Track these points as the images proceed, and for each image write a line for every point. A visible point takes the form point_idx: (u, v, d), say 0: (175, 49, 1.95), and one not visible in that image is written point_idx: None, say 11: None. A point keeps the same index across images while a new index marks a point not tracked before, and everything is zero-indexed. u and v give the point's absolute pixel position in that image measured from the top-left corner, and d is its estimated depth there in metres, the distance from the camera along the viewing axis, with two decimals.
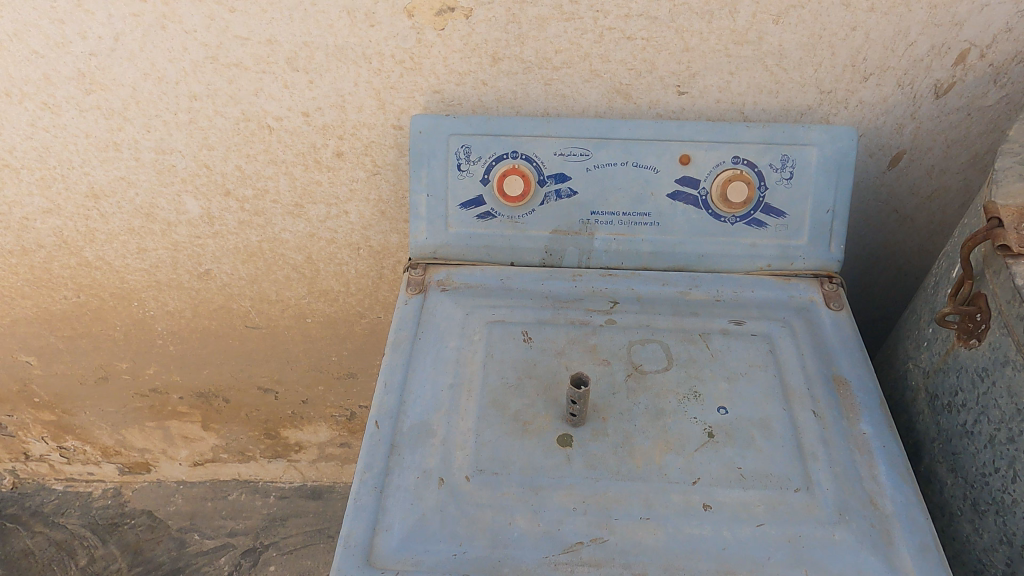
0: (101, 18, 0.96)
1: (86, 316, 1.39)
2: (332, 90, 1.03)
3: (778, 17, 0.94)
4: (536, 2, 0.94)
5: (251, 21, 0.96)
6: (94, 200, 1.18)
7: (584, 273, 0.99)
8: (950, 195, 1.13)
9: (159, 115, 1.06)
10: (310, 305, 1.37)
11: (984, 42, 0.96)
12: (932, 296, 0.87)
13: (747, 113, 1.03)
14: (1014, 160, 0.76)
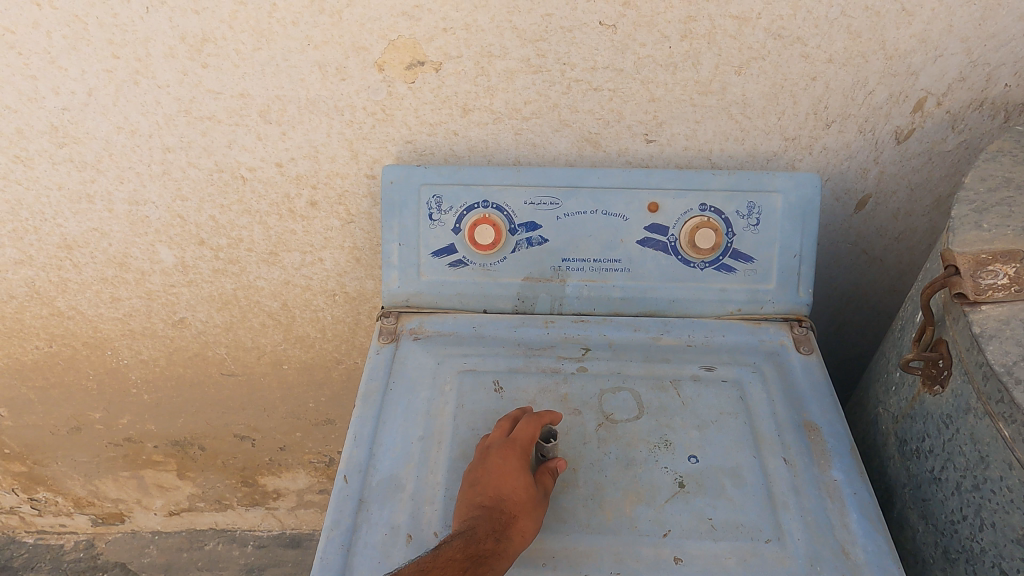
0: (73, 74, 0.97)
1: (59, 366, 1.38)
2: (304, 141, 1.04)
3: (739, 68, 0.96)
4: (503, 56, 0.96)
5: (223, 75, 0.97)
6: (66, 251, 1.17)
7: (556, 320, 0.99)
8: (917, 236, 1.15)
9: (133, 167, 1.07)
10: (286, 351, 1.36)
11: (940, 91, 0.98)
12: (898, 340, 0.88)
13: (714, 159, 1.05)
14: (970, 207, 0.76)
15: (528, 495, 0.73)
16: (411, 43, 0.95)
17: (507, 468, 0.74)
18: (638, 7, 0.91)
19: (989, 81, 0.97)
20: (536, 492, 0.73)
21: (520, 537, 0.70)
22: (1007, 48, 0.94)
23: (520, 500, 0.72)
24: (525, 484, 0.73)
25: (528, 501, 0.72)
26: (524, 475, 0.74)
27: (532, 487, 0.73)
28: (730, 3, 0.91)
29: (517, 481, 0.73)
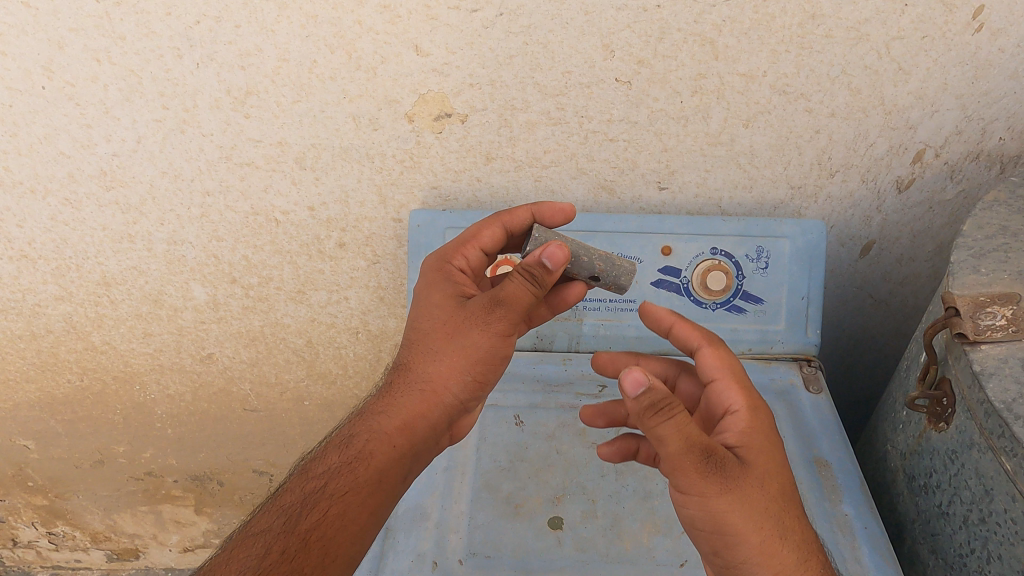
0: (125, 123, 1.04)
1: (88, 400, 1.42)
2: (336, 187, 1.10)
3: (747, 121, 1.02)
4: (525, 109, 1.02)
5: (264, 125, 1.04)
6: (105, 287, 1.23)
7: (572, 358, 1.04)
8: (920, 280, 1.19)
9: (173, 209, 1.13)
10: (308, 387, 1.40)
11: (938, 143, 1.03)
12: (904, 380, 0.91)
13: (724, 206, 1.11)
14: (969, 253, 0.80)
15: (431, 338, 0.82)
16: (439, 97, 1.01)
17: (431, 300, 0.85)
18: (651, 65, 0.97)
19: (984, 134, 1.02)
20: (450, 325, 0.82)
21: (428, 378, 0.81)
22: (1001, 104, 0.99)
23: (433, 332, 0.83)
24: (427, 327, 0.83)
25: (431, 341, 0.82)
26: (430, 315, 0.84)
27: (438, 329, 0.82)
28: (737, 62, 0.96)
29: (433, 313, 0.84)
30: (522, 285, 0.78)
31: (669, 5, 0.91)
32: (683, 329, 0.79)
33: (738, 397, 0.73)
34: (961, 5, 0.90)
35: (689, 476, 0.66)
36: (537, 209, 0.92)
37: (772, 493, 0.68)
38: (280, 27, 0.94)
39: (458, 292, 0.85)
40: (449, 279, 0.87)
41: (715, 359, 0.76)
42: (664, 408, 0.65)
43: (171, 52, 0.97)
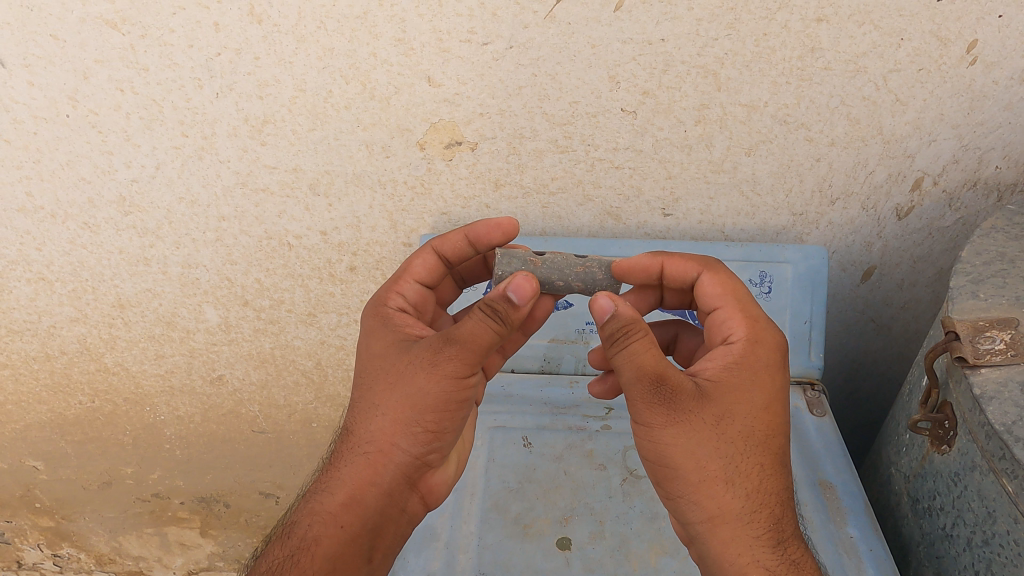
0: (145, 150, 1.07)
1: (99, 421, 1.44)
2: (348, 212, 1.13)
3: (749, 149, 1.05)
4: (534, 138, 1.05)
5: (280, 152, 1.07)
6: (120, 309, 1.25)
7: (579, 380, 1.04)
8: (921, 306, 1.21)
9: (189, 233, 1.16)
10: (317, 409, 1.41)
11: (936, 171, 1.06)
12: (907, 403, 0.93)
13: (727, 232, 1.14)
14: (967, 279, 0.82)
15: (371, 392, 0.79)
16: (450, 126, 1.04)
17: (374, 353, 0.82)
18: (656, 96, 1.00)
19: (981, 163, 1.05)
20: (391, 375, 0.78)
21: (370, 441, 0.78)
22: (996, 134, 1.02)
23: (373, 394, 0.79)
24: (368, 380, 0.81)
25: (370, 394, 0.79)
26: (369, 368, 0.81)
27: (376, 380, 0.79)
28: (740, 92, 0.99)
29: (376, 369, 0.80)
30: (479, 323, 0.74)
31: (674, 38, 0.94)
32: (705, 275, 0.85)
33: (738, 327, 0.79)
34: (955, 39, 0.93)
35: (639, 393, 0.73)
36: (470, 229, 0.90)
37: (724, 428, 0.73)
38: (298, 59, 0.98)
39: (394, 336, 0.82)
40: (386, 323, 0.84)
41: (721, 285, 0.83)
42: (619, 336, 0.74)
43: (193, 82, 1.00)
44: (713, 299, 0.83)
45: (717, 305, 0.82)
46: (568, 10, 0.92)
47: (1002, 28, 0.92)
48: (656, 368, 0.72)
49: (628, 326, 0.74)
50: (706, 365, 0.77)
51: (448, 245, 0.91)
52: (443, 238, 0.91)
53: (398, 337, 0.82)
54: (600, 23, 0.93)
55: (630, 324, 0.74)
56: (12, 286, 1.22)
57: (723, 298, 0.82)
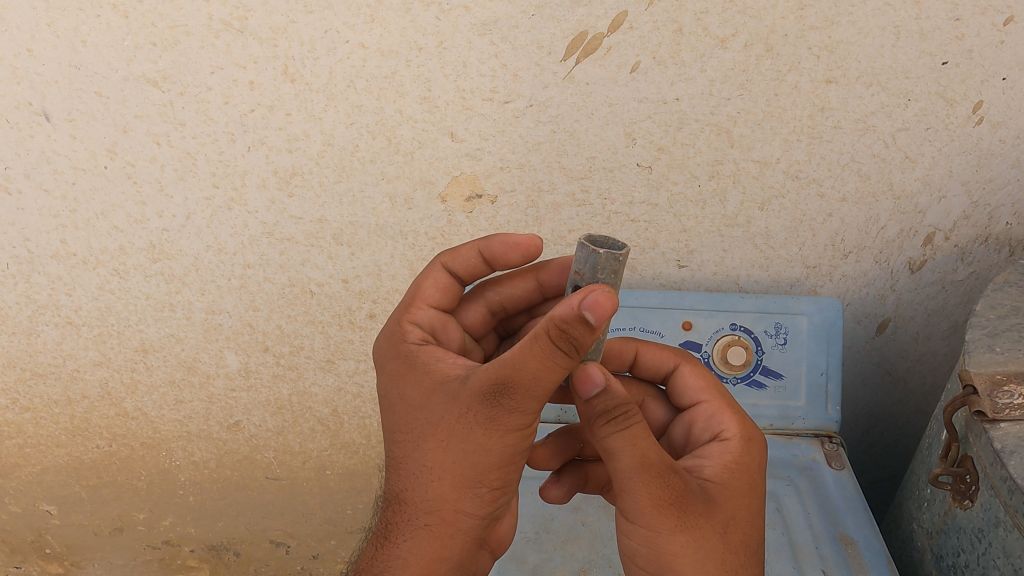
0: (177, 200, 1.11)
1: (114, 465, 1.44)
2: (370, 261, 1.16)
3: (763, 204, 1.07)
4: (552, 191, 1.08)
5: (306, 204, 1.10)
6: (142, 354, 1.28)
7: None
8: (937, 359, 1.21)
9: (215, 280, 1.19)
10: (331, 457, 1.41)
11: (947, 227, 1.08)
12: (927, 457, 0.92)
13: (742, 284, 1.15)
14: (982, 332, 0.83)
15: (417, 452, 0.70)
16: (471, 179, 1.08)
17: (412, 403, 0.71)
18: (670, 152, 1.03)
19: (991, 219, 1.06)
20: (442, 433, 0.68)
21: (430, 511, 0.69)
22: (1005, 191, 1.04)
23: (424, 456, 0.69)
24: (410, 439, 0.70)
25: (417, 456, 0.70)
26: (407, 422, 0.71)
27: (420, 437, 0.69)
28: (752, 149, 1.02)
29: (419, 423, 0.70)
30: (534, 362, 0.61)
31: (688, 98, 0.99)
32: (684, 365, 0.83)
33: (729, 421, 0.76)
34: (961, 100, 0.97)
35: (645, 486, 0.65)
36: (484, 245, 0.83)
37: (731, 539, 0.68)
38: (327, 114, 1.03)
39: (429, 382, 0.71)
40: (413, 365, 0.73)
41: (702, 377, 0.82)
42: (619, 417, 0.65)
43: (226, 136, 1.05)
44: (696, 393, 0.81)
45: (699, 400, 0.80)
46: (586, 72, 0.98)
47: (1006, 90, 0.96)
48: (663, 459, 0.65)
49: (626, 404, 0.66)
50: (702, 463, 0.72)
51: (500, 254, 0.83)
52: (490, 248, 0.83)
53: (435, 380, 0.71)
54: (617, 83, 0.98)
55: (629, 405, 0.66)
56: (40, 330, 1.25)
57: (707, 391, 0.80)
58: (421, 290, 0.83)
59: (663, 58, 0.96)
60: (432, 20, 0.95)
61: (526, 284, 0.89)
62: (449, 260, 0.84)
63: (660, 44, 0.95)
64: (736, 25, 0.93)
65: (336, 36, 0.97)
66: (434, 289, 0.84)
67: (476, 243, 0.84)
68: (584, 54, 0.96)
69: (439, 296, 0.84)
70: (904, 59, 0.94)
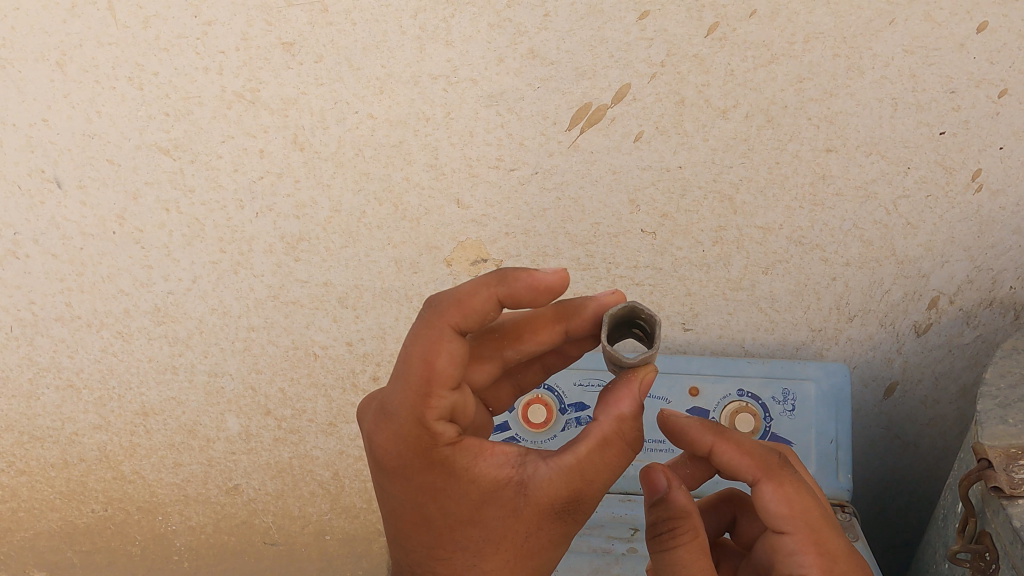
0: (184, 264, 1.11)
1: (108, 531, 1.38)
2: (375, 323, 1.15)
3: (767, 268, 1.07)
4: (557, 255, 1.08)
5: (312, 268, 1.11)
6: (143, 417, 1.26)
7: (603, 498, 1.00)
8: (947, 423, 1.17)
9: (218, 343, 1.18)
10: (331, 521, 1.34)
11: (951, 290, 1.06)
12: (943, 530, 0.90)
13: (747, 346, 1.14)
14: (994, 403, 0.82)
15: (475, 567, 0.64)
16: (477, 244, 1.08)
17: (461, 519, 0.63)
18: (675, 218, 1.04)
19: (994, 284, 1.05)
20: (509, 553, 0.63)
21: None
22: (1008, 256, 1.03)
23: (485, 572, 0.64)
24: (464, 556, 0.64)
25: (474, 573, 0.64)
26: (458, 540, 0.64)
27: (478, 554, 0.64)
28: (755, 216, 1.03)
29: (477, 542, 0.63)
30: (603, 470, 0.62)
31: (690, 165, 1.00)
32: (764, 485, 0.64)
33: (812, 566, 0.62)
34: (959, 168, 0.98)
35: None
36: (507, 295, 0.66)
37: None
38: (335, 181, 1.04)
39: (479, 496, 0.63)
40: (452, 473, 0.63)
41: (791, 503, 0.63)
42: (664, 533, 0.64)
43: (235, 203, 1.06)
44: (781, 522, 0.63)
45: (783, 530, 0.64)
46: (590, 140, 1.00)
47: (1004, 159, 0.97)
48: None
49: (676, 518, 0.64)
50: None
51: (525, 302, 0.66)
52: (514, 294, 0.66)
53: (484, 492, 0.63)
54: (620, 152, 1.00)
55: (681, 521, 0.64)
56: (40, 393, 1.24)
57: (793, 521, 0.63)
58: (436, 370, 0.63)
59: (666, 128, 0.98)
60: (440, 93, 0.98)
61: (551, 333, 0.73)
62: (459, 316, 0.64)
63: (662, 115, 0.97)
64: (737, 97, 0.96)
65: (346, 107, 0.99)
66: (452, 364, 0.63)
67: (493, 290, 0.65)
68: (588, 124, 0.99)
69: (459, 368, 0.64)
70: (902, 129, 0.96)
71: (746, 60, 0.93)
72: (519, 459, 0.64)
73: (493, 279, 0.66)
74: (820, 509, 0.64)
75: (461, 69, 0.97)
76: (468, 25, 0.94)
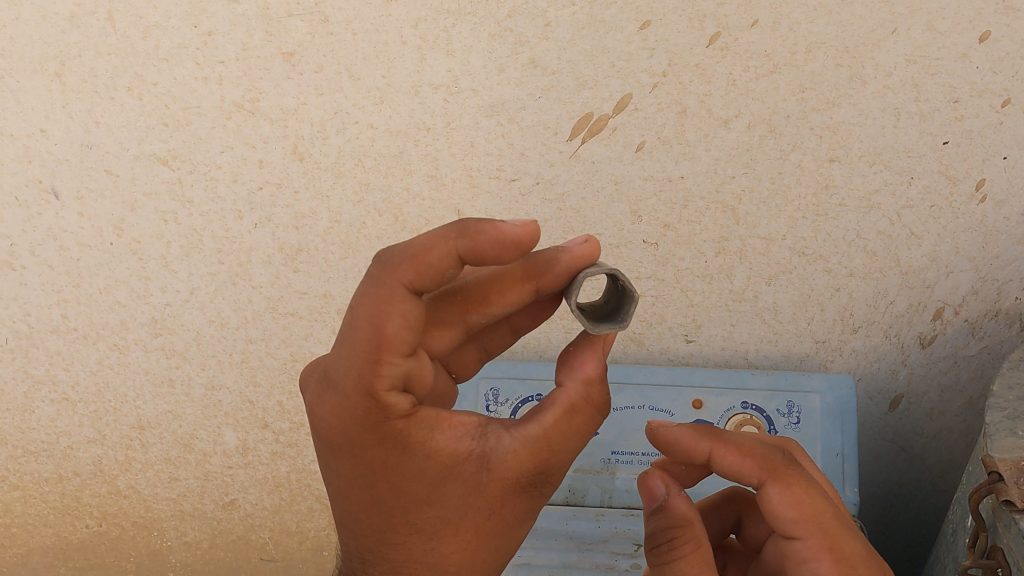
0: (182, 276, 1.10)
1: (102, 548, 1.36)
2: None
3: (770, 279, 1.06)
4: None
5: (311, 279, 1.09)
6: (139, 430, 1.24)
7: (607, 512, 0.97)
8: (953, 435, 1.15)
9: (216, 355, 1.17)
10: (329, 537, 1.32)
11: (956, 301, 1.05)
12: (952, 545, 0.89)
13: (751, 358, 1.11)
14: (1004, 414, 0.81)
15: (431, 551, 0.57)
16: None
17: (418, 501, 0.55)
18: (677, 229, 1.04)
19: (1000, 294, 1.04)
20: (470, 534, 0.57)
21: None
22: (1013, 266, 1.02)
23: (445, 555, 0.57)
24: (421, 538, 0.57)
25: (431, 557, 0.57)
26: (413, 522, 0.56)
27: (436, 537, 0.57)
28: (758, 226, 1.03)
29: (435, 525, 0.56)
30: (572, 438, 0.57)
31: (693, 176, 1.00)
32: (770, 487, 0.58)
33: (827, 575, 0.57)
34: (963, 178, 0.97)
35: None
36: (468, 248, 0.53)
37: None
38: (335, 192, 1.03)
39: (436, 475, 0.55)
40: (407, 451, 0.54)
41: (798, 505, 0.57)
42: (663, 546, 0.60)
43: (233, 213, 1.05)
44: (790, 526, 0.58)
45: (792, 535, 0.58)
46: (591, 150, 0.99)
47: (1008, 168, 0.96)
48: None
49: (676, 527, 0.61)
50: None
51: (491, 258, 0.54)
52: (476, 248, 0.53)
53: (442, 471, 0.55)
54: (622, 162, 1.00)
55: (676, 530, 0.61)
56: (35, 406, 1.23)
57: (805, 525, 0.58)
58: (386, 335, 0.51)
59: (668, 138, 0.98)
60: (441, 103, 0.98)
61: (522, 293, 0.61)
62: (413, 272, 0.52)
63: (664, 124, 0.97)
64: (739, 107, 0.95)
65: (345, 117, 0.99)
66: (407, 328, 0.52)
67: (451, 244, 0.52)
68: (590, 134, 0.98)
69: (414, 332, 0.52)
70: (906, 138, 0.96)
71: (748, 70, 0.93)
72: (481, 430, 0.56)
73: (453, 228, 0.53)
74: (831, 508, 0.59)
75: (462, 78, 0.96)
76: (469, 35, 0.94)
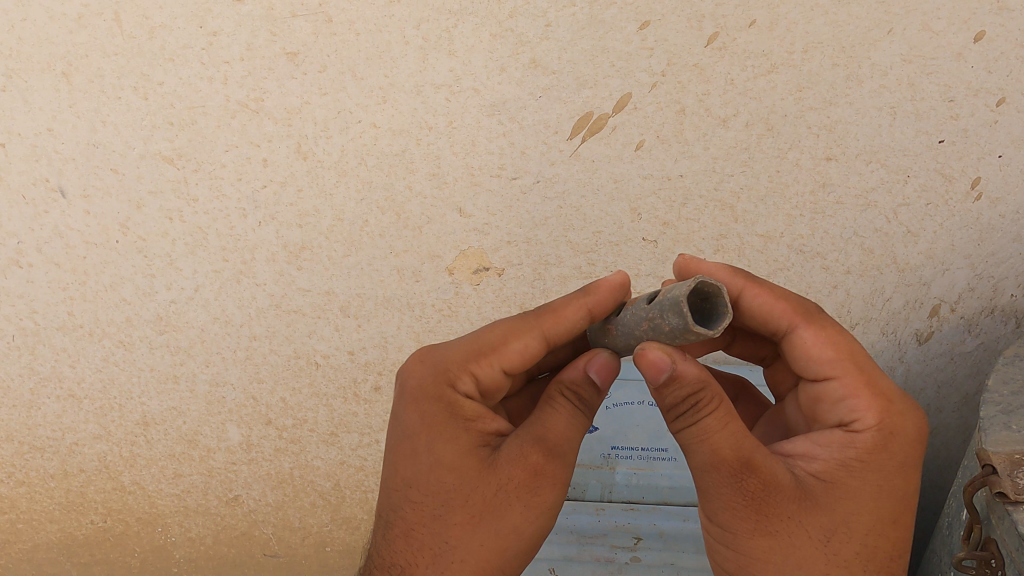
0: (187, 273, 1.12)
1: (107, 543, 1.37)
2: (376, 332, 1.14)
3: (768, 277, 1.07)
4: (559, 263, 1.07)
5: (314, 276, 1.11)
6: (144, 427, 1.26)
7: (606, 507, 0.98)
8: (950, 432, 1.16)
9: (220, 351, 1.18)
10: (331, 533, 1.33)
11: (952, 298, 1.06)
12: (948, 539, 0.90)
13: None
14: (998, 409, 0.82)
15: (439, 527, 0.70)
16: (478, 253, 1.08)
17: (445, 461, 0.70)
18: (676, 227, 1.05)
19: (996, 291, 1.05)
20: (476, 506, 0.70)
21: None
22: (1008, 264, 1.03)
23: (449, 521, 0.70)
24: (436, 501, 0.70)
25: (438, 522, 0.70)
26: (434, 483, 0.70)
27: (447, 501, 0.70)
28: (756, 224, 1.03)
29: (448, 489, 0.70)
30: (571, 423, 0.72)
31: (692, 174, 1.01)
32: (803, 329, 0.75)
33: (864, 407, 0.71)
34: (959, 176, 0.99)
35: (719, 486, 0.67)
36: (593, 306, 0.77)
37: (835, 543, 0.68)
38: (338, 190, 1.05)
39: (465, 444, 0.71)
40: (454, 416, 0.72)
41: (831, 345, 0.74)
42: (688, 409, 0.67)
43: (238, 211, 1.07)
44: (825, 363, 0.74)
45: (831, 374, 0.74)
46: (591, 149, 1.00)
47: (1003, 167, 0.98)
48: (738, 457, 0.66)
49: (697, 391, 0.66)
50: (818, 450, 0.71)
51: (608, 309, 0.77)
52: (600, 304, 0.77)
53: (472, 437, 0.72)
54: (622, 161, 1.01)
55: (695, 391, 0.66)
56: (42, 402, 1.24)
57: (841, 364, 0.74)
58: (503, 347, 0.76)
59: (667, 137, 0.99)
60: (442, 102, 0.99)
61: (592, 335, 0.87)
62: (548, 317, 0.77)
63: (663, 123, 0.98)
64: (737, 105, 0.97)
65: (349, 116, 1.00)
66: (518, 349, 0.76)
67: (582, 301, 0.76)
68: (589, 133, 0.99)
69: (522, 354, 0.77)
70: (901, 137, 0.97)
71: (746, 69, 0.95)
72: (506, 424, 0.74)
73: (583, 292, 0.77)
74: (860, 355, 0.75)
75: (463, 78, 0.98)
76: (470, 35, 0.95)
